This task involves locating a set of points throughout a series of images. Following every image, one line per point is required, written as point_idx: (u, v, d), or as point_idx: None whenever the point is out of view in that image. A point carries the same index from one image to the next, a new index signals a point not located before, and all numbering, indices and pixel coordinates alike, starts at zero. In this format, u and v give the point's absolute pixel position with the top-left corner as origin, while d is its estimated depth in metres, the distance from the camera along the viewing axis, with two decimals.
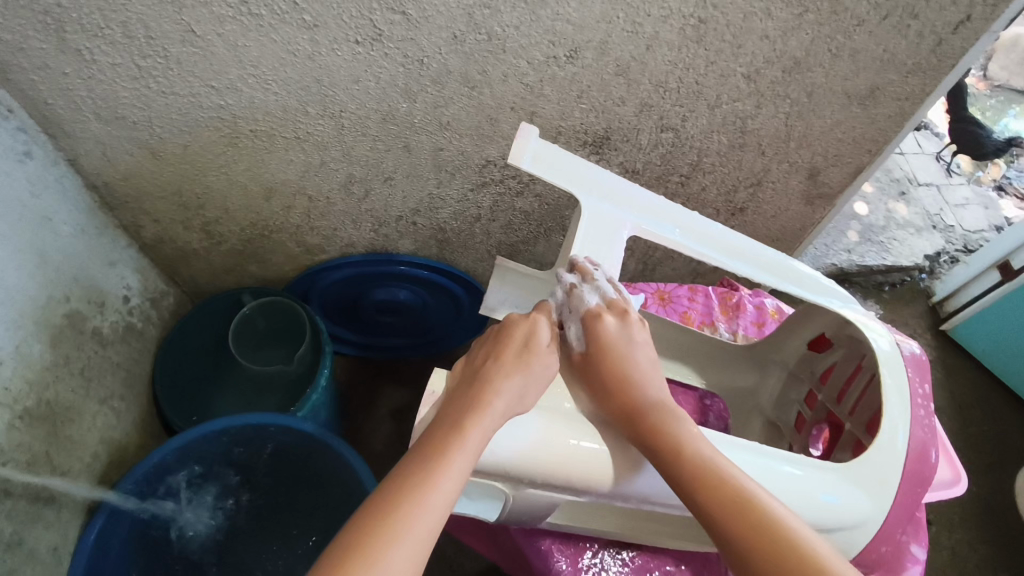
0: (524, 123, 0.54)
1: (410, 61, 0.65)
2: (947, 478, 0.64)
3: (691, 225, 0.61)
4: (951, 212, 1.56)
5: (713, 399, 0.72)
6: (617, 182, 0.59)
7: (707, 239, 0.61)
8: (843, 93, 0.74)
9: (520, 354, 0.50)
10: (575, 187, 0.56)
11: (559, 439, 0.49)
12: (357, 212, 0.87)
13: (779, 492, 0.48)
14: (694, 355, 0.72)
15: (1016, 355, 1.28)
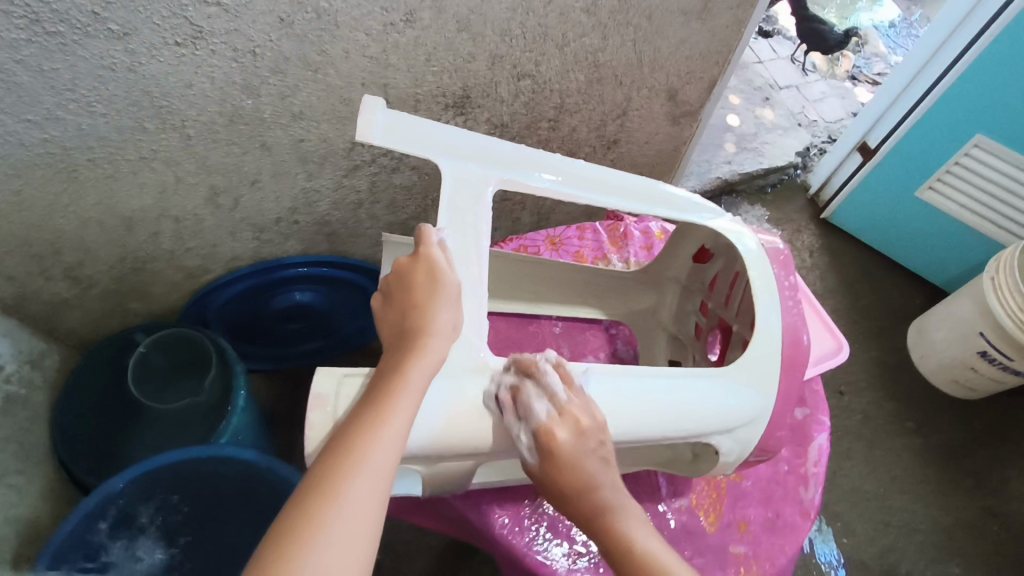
0: (366, 95, 0.51)
1: (242, 54, 0.62)
2: (830, 349, 0.70)
3: (563, 166, 0.58)
4: (812, 108, 1.66)
5: (618, 327, 0.75)
6: (475, 137, 0.55)
7: (580, 179, 0.58)
8: (679, 12, 0.76)
9: (436, 283, 0.47)
10: (430, 153, 0.52)
11: (467, 405, 0.46)
12: (232, 222, 0.83)
13: (680, 408, 0.52)
14: (592, 290, 0.75)
15: (888, 227, 1.40)
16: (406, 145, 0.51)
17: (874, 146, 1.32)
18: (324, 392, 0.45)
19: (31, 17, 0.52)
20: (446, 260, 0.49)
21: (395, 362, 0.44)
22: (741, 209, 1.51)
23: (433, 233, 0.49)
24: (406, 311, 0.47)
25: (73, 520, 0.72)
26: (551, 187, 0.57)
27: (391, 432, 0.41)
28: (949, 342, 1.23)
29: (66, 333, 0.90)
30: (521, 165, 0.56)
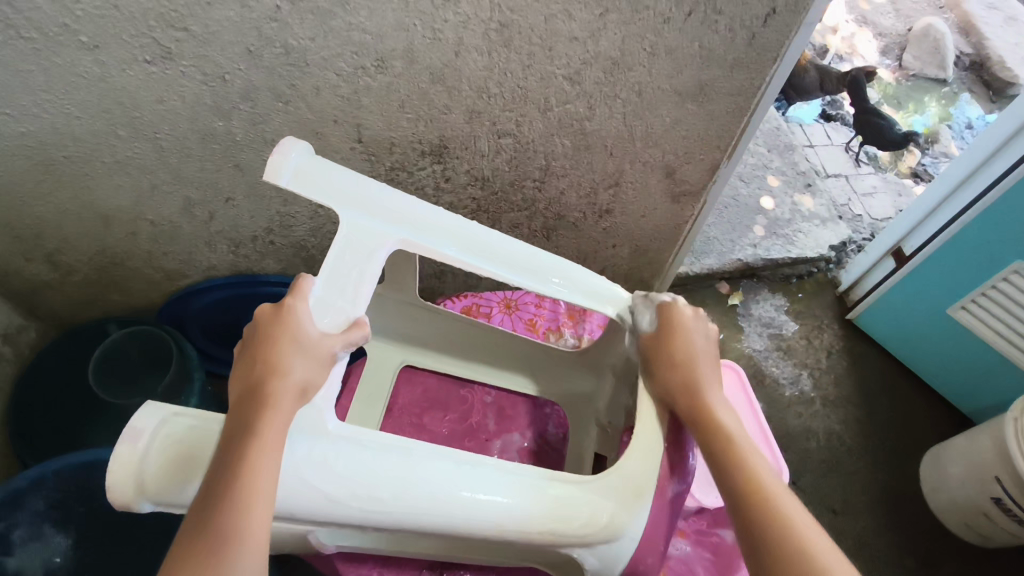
0: (288, 139, 0.57)
1: (211, 79, 0.63)
2: None
3: (473, 237, 0.62)
4: (859, 201, 1.58)
5: (553, 408, 0.79)
6: (389, 196, 0.60)
7: (487, 250, 0.62)
8: (672, 91, 0.73)
9: (295, 340, 0.49)
10: (336, 204, 0.58)
11: (293, 472, 0.46)
12: (207, 234, 0.85)
13: (538, 508, 0.53)
14: (532, 366, 0.79)
15: (915, 341, 1.30)
16: (312, 191, 0.57)
17: (908, 254, 1.23)
18: (142, 425, 0.46)
19: (5, 22, 0.55)
20: (311, 313, 0.52)
21: (243, 420, 0.45)
22: (760, 294, 1.44)
23: (308, 282, 0.52)
24: (255, 364, 0.48)
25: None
26: (456, 256, 0.61)
27: (244, 493, 0.41)
28: (963, 480, 1.11)
29: (47, 313, 0.94)
30: (429, 230, 0.61)
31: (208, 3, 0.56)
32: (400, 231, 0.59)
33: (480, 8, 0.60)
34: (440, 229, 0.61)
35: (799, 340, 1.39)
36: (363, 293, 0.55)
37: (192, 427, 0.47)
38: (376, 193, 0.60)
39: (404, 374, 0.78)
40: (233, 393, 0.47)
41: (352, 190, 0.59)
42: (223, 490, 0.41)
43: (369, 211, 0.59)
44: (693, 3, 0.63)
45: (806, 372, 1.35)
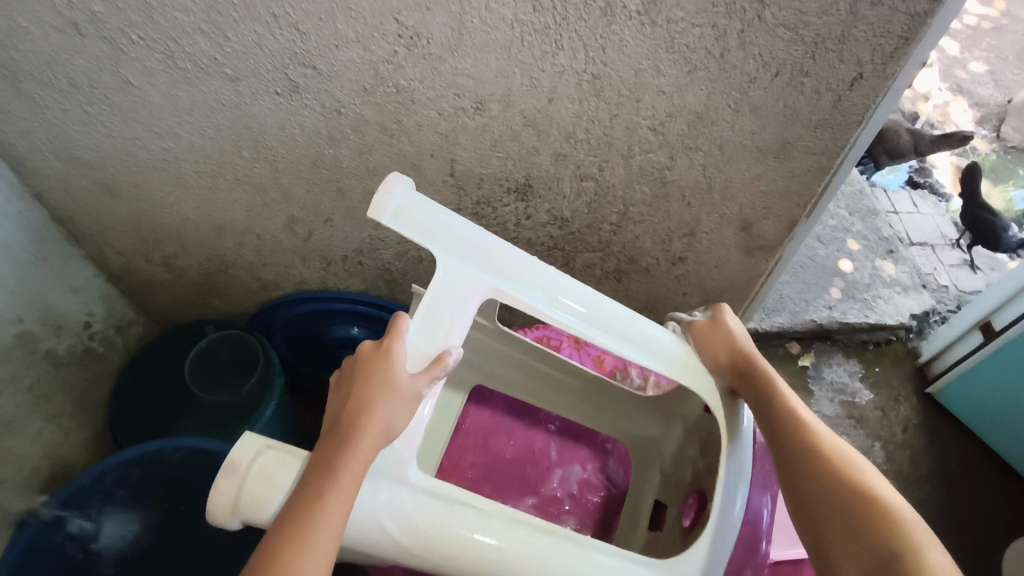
0: (393, 177, 0.61)
1: (329, 111, 0.71)
2: None
3: (559, 289, 0.64)
4: (946, 272, 1.51)
5: (614, 444, 0.83)
6: (482, 240, 0.63)
7: (572, 302, 0.64)
8: (754, 148, 0.75)
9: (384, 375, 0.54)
10: (432, 246, 0.61)
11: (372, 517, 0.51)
12: (304, 250, 0.92)
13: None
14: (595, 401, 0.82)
15: (1003, 422, 1.22)
16: (411, 230, 0.60)
17: (998, 328, 1.16)
18: (241, 457, 0.51)
19: (166, 54, 0.65)
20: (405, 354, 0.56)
21: (331, 448, 0.50)
22: (833, 358, 1.40)
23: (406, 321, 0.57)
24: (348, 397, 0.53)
25: (91, 475, 0.78)
26: (545, 308, 0.63)
27: (319, 511, 0.47)
28: None
29: (154, 310, 1.04)
30: (518, 281, 0.63)
31: (336, 46, 0.64)
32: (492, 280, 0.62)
33: (576, 60, 0.65)
34: (530, 278, 0.64)
35: (873, 410, 1.33)
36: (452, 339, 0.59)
37: (282, 460, 0.52)
38: (471, 240, 0.63)
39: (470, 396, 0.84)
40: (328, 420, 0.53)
41: (450, 234, 0.62)
42: (304, 507, 0.48)
43: (464, 257, 0.62)
44: (780, 65, 0.66)
45: (878, 443, 1.29)
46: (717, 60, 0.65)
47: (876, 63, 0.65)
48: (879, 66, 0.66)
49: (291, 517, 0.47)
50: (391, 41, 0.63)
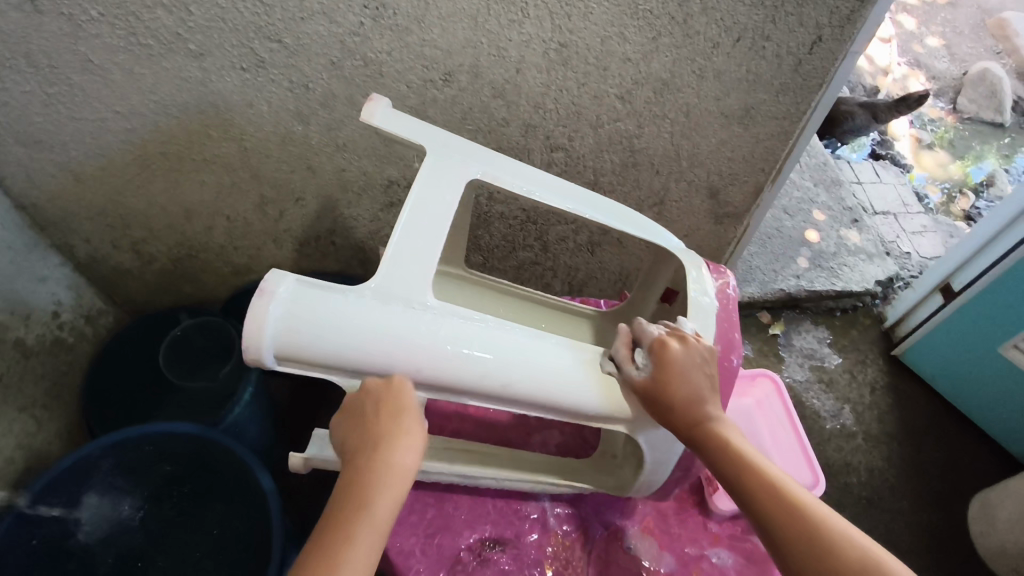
0: (251, 303, 0.46)
1: (296, 86, 0.71)
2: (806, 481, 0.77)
3: (491, 369, 0.52)
4: (908, 239, 1.56)
5: None
6: (380, 334, 0.49)
7: (506, 401, 0.55)
8: (719, 113, 0.77)
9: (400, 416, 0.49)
10: (335, 362, 0.49)
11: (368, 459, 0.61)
12: (275, 231, 0.91)
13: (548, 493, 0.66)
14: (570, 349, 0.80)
15: (965, 379, 1.27)
16: (303, 359, 0.48)
17: (957, 289, 1.21)
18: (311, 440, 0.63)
19: (128, 30, 0.64)
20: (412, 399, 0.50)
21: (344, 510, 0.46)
22: (802, 325, 1.44)
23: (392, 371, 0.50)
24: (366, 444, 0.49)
25: (96, 450, 0.78)
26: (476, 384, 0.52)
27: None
28: (1013, 525, 1.07)
29: (124, 299, 1.02)
30: (436, 387, 0.52)
31: (302, 18, 0.64)
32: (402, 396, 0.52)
33: (543, 29, 0.66)
34: (444, 356, 0.51)
35: (841, 373, 1.37)
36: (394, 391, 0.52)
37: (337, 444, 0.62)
38: (374, 354, 0.49)
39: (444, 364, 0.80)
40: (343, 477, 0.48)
41: (346, 358, 0.49)
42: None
43: (374, 370, 0.50)
44: (742, 30, 0.67)
45: (847, 405, 1.33)
46: (681, 26, 0.66)
47: (833, 25, 0.67)
48: (836, 29, 0.68)
49: None
50: (357, 13, 0.63)
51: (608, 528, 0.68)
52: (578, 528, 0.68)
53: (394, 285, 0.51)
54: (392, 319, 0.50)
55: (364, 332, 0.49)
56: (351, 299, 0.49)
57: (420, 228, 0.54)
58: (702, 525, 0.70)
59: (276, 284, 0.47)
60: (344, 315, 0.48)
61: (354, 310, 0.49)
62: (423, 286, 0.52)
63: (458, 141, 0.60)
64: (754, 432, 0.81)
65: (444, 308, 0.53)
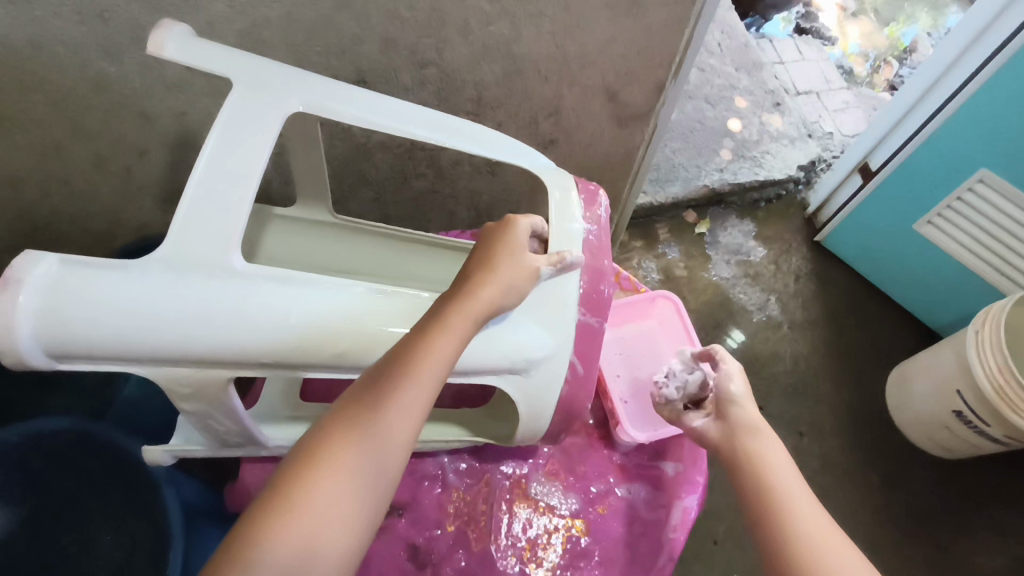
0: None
1: (90, 18, 0.58)
2: None
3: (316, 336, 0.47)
4: (830, 118, 1.52)
5: None
6: (171, 313, 0.43)
7: (355, 366, 0.50)
8: (603, 5, 0.68)
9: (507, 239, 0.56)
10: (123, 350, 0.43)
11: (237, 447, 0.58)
12: (128, 191, 0.80)
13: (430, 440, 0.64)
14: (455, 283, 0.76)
15: (885, 259, 1.28)
16: (86, 350, 0.42)
17: (874, 168, 1.19)
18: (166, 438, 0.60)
19: None
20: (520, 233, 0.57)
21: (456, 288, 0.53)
22: (727, 221, 1.41)
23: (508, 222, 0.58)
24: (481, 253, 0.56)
25: None
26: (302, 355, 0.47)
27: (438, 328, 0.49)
28: (926, 394, 1.13)
29: None
30: (263, 364, 0.47)
31: None
32: (226, 380, 0.47)
33: None
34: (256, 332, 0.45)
35: (767, 265, 1.37)
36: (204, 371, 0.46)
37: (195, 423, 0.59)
38: (170, 338, 0.43)
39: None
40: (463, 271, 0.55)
41: (136, 345, 0.42)
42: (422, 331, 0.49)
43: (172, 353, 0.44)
44: None
45: (774, 296, 1.33)
46: None
47: None
48: None
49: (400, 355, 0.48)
50: None
51: (510, 477, 0.71)
52: (479, 480, 0.71)
53: (189, 252, 0.44)
54: (188, 294, 0.43)
55: (152, 315, 0.42)
56: (133, 274, 0.43)
57: (219, 179, 0.46)
58: (608, 459, 0.74)
59: (26, 269, 0.40)
60: (122, 295, 0.42)
61: (139, 290, 0.42)
62: (226, 251, 0.45)
63: (269, 70, 0.50)
64: (650, 353, 0.83)
65: (253, 274, 0.46)
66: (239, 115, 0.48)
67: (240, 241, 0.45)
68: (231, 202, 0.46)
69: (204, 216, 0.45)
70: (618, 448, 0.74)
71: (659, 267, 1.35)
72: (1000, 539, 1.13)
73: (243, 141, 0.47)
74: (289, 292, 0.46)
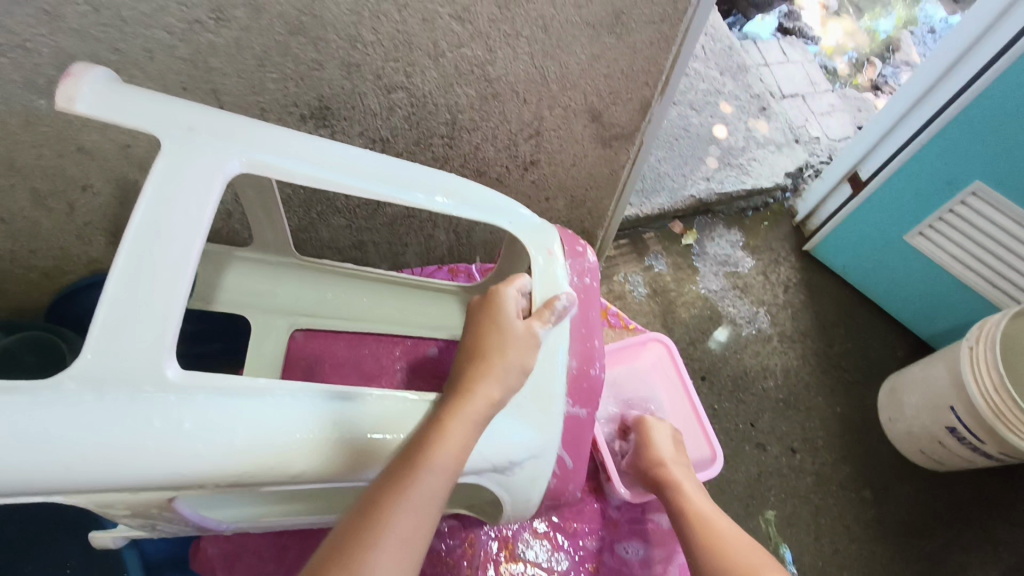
0: None
1: (10, 49, 0.52)
2: (706, 456, 0.78)
3: (269, 451, 0.42)
4: (815, 122, 1.49)
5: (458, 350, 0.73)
6: (91, 441, 0.37)
7: (315, 480, 0.45)
8: (583, 24, 0.63)
9: (502, 313, 0.56)
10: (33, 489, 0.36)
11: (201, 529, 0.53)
12: (74, 227, 0.73)
13: None
14: (433, 324, 0.73)
15: (874, 269, 1.25)
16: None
17: (865, 178, 1.16)
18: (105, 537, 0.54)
19: None
20: (511, 301, 0.57)
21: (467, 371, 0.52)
22: (715, 231, 1.37)
23: (499, 292, 0.57)
24: (480, 329, 0.56)
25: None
26: (255, 475, 0.42)
27: (452, 412, 0.49)
28: (919, 410, 1.10)
29: None
30: (205, 486, 0.41)
31: None
32: (166, 499, 0.42)
33: None
34: (193, 457, 0.39)
35: (756, 277, 1.33)
36: (136, 494, 0.40)
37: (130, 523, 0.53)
38: (90, 466, 0.37)
39: (291, 375, 0.69)
40: (466, 352, 0.55)
41: (47, 480, 0.36)
42: (438, 415, 0.49)
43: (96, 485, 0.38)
44: None
45: (763, 309, 1.30)
46: None
47: None
48: None
49: (416, 441, 0.47)
50: None
51: (497, 537, 0.69)
52: (462, 542, 0.68)
53: (112, 361, 0.39)
54: (111, 415, 0.38)
55: (66, 446, 0.36)
56: (47, 399, 0.37)
57: (150, 275, 0.41)
58: (599, 513, 0.72)
59: None
60: (33, 420, 0.36)
61: (49, 414, 0.36)
62: (157, 358, 0.39)
63: (207, 142, 0.45)
64: (642, 395, 0.82)
65: (189, 384, 0.40)
66: (175, 198, 0.43)
67: (172, 346, 0.40)
68: (164, 300, 0.40)
69: (133, 322, 0.39)
70: (614, 501, 0.73)
71: (646, 279, 1.31)
72: (995, 554, 1.10)
73: (178, 226, 0.42)
74: (233, 404, 0.41)
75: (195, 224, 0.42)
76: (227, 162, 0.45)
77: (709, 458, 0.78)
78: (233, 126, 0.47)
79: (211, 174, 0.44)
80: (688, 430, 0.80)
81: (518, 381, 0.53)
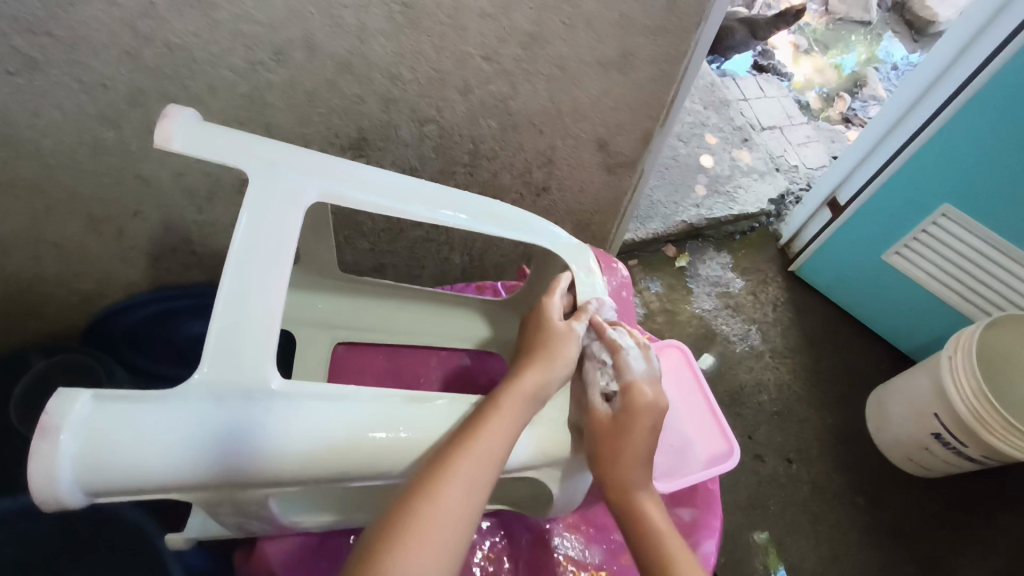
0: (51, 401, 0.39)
1: (91, 86, 0.58)
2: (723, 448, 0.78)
3: (357, 446, 0.47)
4: (794, 152, 1.59)
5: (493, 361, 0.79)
6: (210, 439, 0.42)
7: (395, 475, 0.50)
8: (595, 63, 0.70)
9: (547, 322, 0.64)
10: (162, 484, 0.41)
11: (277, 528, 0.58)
12: (120, 251, 0.78)
13: None
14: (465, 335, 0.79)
15: (856, 288, 1.33)
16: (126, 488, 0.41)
17: (844, 203, 1.25)
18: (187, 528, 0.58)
19: None
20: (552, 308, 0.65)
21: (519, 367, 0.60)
22: (707, 254, 1.46)
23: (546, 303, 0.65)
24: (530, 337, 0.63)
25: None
26: (346, 467, 0.47)
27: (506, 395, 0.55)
28: (904, 418, 1.16)
29: None
30: (304, 481, 0.46)
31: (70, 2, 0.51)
32: (263, 497, 0.47)
33: None
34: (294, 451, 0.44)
35: (746, 296, 1.41)
36: (244, 490, 0.45)
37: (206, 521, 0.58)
38: (208, 461, 0.42)
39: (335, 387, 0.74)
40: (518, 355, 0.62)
41: (173, 476, 0.41)
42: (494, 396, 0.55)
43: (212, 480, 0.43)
44: None
45: (754, 327, 1.37)
46: None
47: None
48: None
49: (476, 413, 0.53)
50: None
51: (534, 530, 0.74)
52: (502, 536, 0.73)
53: (222, 371, 0.44)
54: (225, 417, 0.43)
55: (189, 444, 0.41)
56: (173, 404, 0.42)
57: (251, 292, 0.46)
58: None
59: (67, 407, 0.39)
60: (162, 424, 0.41)
61: (173, 417, 0.42)
62: (261, 368, 0.44)
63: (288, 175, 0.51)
64: None
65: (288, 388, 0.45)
66: (268, 225, 0.48)
67: (273, 357, 0.45)
68: (265, 315, 0.46)
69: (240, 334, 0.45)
70: None
71: (643, 300, 1.38)
72: (984, 556, 1.16)
73: (274, 251, 0.47)
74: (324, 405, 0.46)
75: (287, 250, 0.48)
76: (304, 192, 0.51)
77: (726, 450, 0.78)
78: (313, 163, 0.53)
79: (293, 203, 0.50)
80: (704, 424, 0.81)
81: (563, 371, 0.60)
